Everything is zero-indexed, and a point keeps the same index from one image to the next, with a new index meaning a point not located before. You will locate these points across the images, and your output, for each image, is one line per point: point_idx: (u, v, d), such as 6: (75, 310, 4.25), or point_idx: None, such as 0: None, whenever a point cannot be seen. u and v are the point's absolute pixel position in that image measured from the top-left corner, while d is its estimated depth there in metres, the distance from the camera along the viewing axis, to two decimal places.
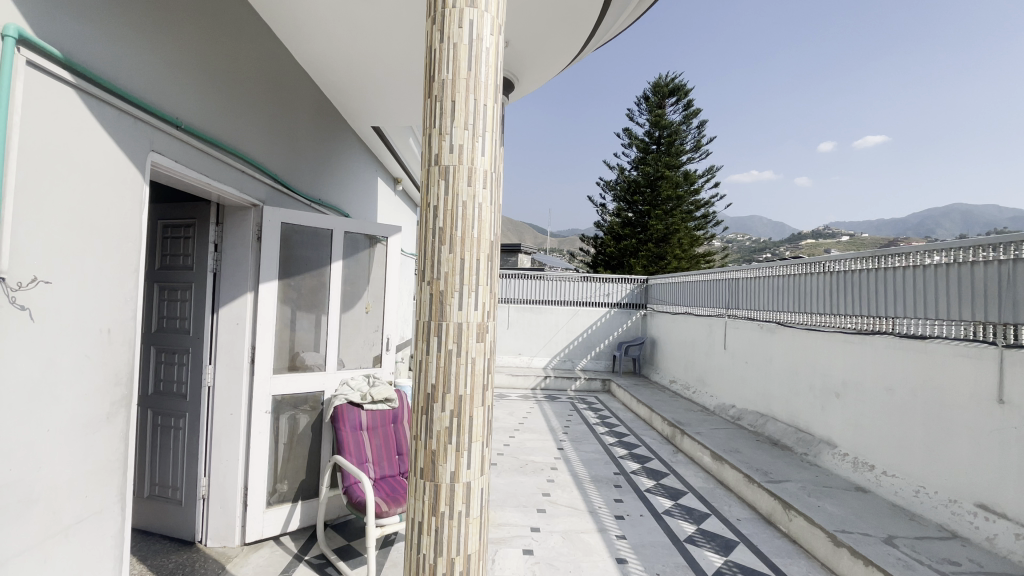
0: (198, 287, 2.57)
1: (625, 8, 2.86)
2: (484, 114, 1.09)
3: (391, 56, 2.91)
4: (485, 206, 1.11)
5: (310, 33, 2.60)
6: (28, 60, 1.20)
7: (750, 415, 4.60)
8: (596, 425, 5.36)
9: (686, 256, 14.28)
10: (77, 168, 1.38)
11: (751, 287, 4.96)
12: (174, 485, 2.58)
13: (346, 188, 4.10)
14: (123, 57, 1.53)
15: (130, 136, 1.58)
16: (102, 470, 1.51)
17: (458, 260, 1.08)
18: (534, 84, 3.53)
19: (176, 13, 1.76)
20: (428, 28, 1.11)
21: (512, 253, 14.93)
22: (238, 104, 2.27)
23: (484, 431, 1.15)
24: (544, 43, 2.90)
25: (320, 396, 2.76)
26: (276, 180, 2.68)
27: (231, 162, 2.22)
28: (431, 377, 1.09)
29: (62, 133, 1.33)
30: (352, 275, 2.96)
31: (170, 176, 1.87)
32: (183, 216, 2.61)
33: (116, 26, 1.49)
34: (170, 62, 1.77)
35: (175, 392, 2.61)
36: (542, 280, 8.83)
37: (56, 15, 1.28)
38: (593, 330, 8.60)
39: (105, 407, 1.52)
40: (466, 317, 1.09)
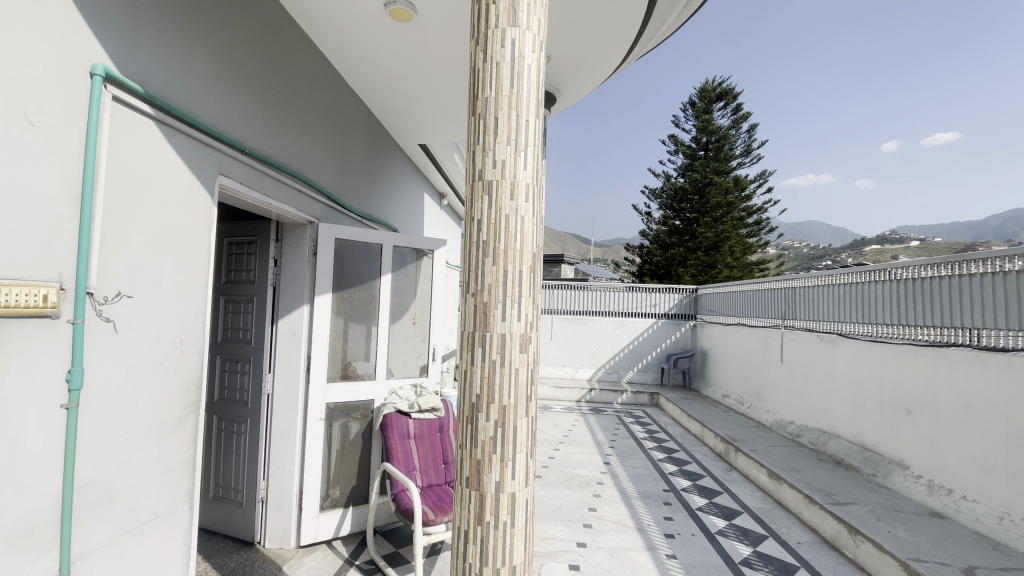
0: (259, 300, 2.73)
1: (668, 16, 2.81)
2: (526, 128, 1.11)
3: (436, 77, 3.01)
4: (528, 218, 1.12)
5: (361, 57, 2.74)
6: (114, 95, 1.33)
7: (811, 433, 4.33)
8: (645, 440, 5.21)
9: (738, 264, 13.75)
10: (156, 193, 1.51)
11: (809, 297, 4.72)
12: (236, 488, 2.73)
13: (394, 204, 4.25)
14: (196, 90, 1.68)
15: (200, 161, 1.71)
16: (173, 471, 1.63)
17: (502, 272, 1.10)
18: (576, 95, 3.54)
19: (239, 47, 1.91)
20: (471, 49, 1.15)
21: (556, 264, 14.92)
22: (296, 129, 2.41)
23: (528, 443, 1.15)
24: (585, 54, 2.89)
25: (370, 403, 2.85)
26: (330, 199, 2.82)
27: (290, 182, 2.36)
28: (476, 386, 1.11)
29: (143, 161, 1.46)
30: (400, 287, 3.06)
31: (236, 197, 2.01)
32: (246, 234, 2.80)
33: (189, 62, 1.63)
34: (236, 93, 1.91)
35: (238, 399, 2.78)
36: (586, 291, 8.77)
37: (138, 55, 1.41)
38: (640, 341, 8.41)
39: (176, 411, 1.64)
40: (510, 328, 1.11)
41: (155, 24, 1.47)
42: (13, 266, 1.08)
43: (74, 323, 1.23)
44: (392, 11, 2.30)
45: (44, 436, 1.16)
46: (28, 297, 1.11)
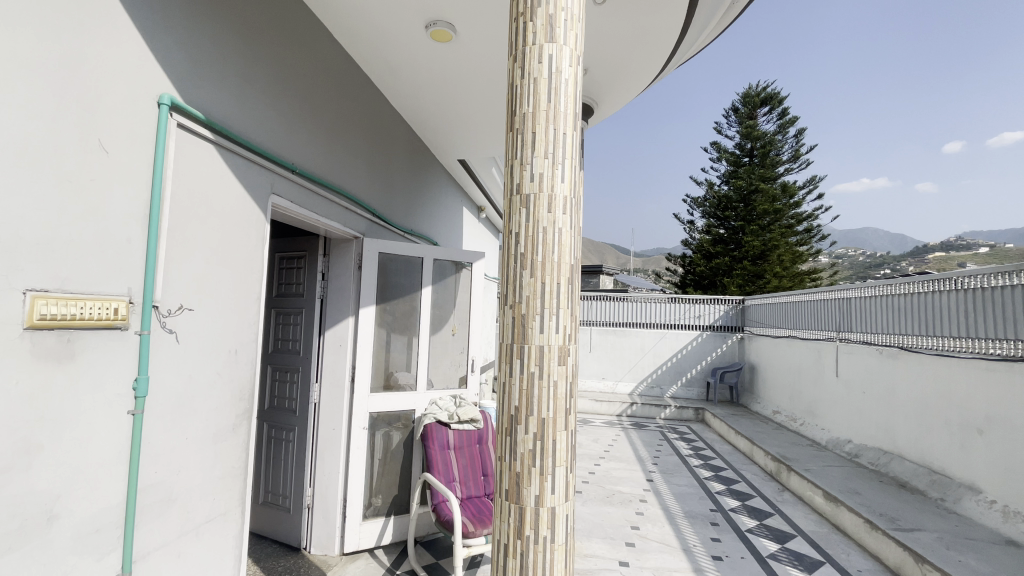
0: (308, 312, 2.85)
1: (708, 23, 2.75)
2: (563, 142, 1.12)
3: (475, 94, 3.07)
4: (565, 231, 1.13)
5: (403, 78, 2.84)
6: (179, 122, 1.44)
7: (870, 452, 4.06)
8: (690, 457, 5.03)
9: (788, 274, 13.17)
10: (215, 212, 1.61)
11: (866, 308, 4.46)
12: (284, 494, 2.83)
13: (435, 219, 4.34)
14: (252, 116, 1.79)
15: (255, 182, 1.82)
16: (226, 476, 1.71)
17: (540, 284, 1.10)
18: (614, 107, 3.53)
19: (291, 74, 2.02)
20: (510, 66, 1.18)
21: (595, 275, 14.76)
22: (343, 148, 2.52)
23: (568, 456, 1.14)
24: (622, 65, 2.88)
25: (411, 414, 2.90)
26: (374, 215, 2.92)
27: (337, 199, 2.46)
28: (515, 399, 1.12)
29: (204, 183, 1.56)
30: (440, 299, 3.11)
31: (287, 214, 2.12)
32: (296, 249, 2.93)
33: (246, 90, 1.75)
34: (288, 117, 2.02)
35: (287, 407, 2.89)
36: (627, 302, 8.63)
37: (200, 86, 1.52)
38: (684, 354, 8.17)
39: (231, 419, 1.73)
40: (548, 340, 1.11)
41: (215, 56, 1.58)
42: (88, 282, 1.17)
43: (141, 334, 1.32)
44: (432, 32, 2.37)
45: (111, 440, 1.25)
46: (100, 310, 1.20)
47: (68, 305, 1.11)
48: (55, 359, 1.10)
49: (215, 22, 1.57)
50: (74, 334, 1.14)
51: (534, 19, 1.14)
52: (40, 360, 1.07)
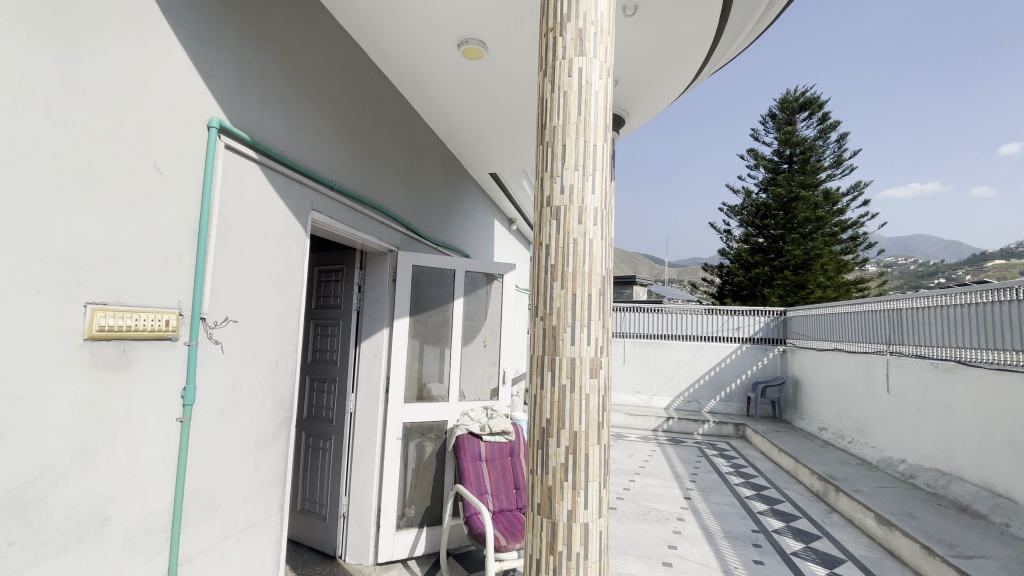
0: (345, 323, 2.92)
1: (741, 31, 2.71)
2: (594, 154, 1.12)
3: (506, 110, 3.12)
4: (596, 241, 1.12)
5: (436, 96, 2.91)
6: (227, 144, 1.52)
7: (926, 473, 3.81)
8: (730, 475, 4.84)
9: (833, 284, 12.62)
10: (259, 228, 1.69)
11: (919, 319, 4.22)
12: (321, 502, 2.89)
13: (466, 232, 4.39)
14: (294, 136, 1.87)
15: (296, 199, 1.89)
16: (267, 483, 1.76)
17: (570, 295, 1.10)
18: (645, 117, 3.51)
19: (330, 95, 2.11)
20: (539, 81, 1.19)
21: (628, 286, 14.56)
22: (379, 165, 2.60)
23: (601, 471, 1.12)
24: (652, 75, 2.87)
25: (443, 425, 2.92)
26: (408, 229, 2.99)
27: (373, 214, 2.54)
28: (547, 411, 1.11)
29: (249, 200, 1.64)
30: (471, 310, 3.13)
31: (326, 229, 2.20)
32: (334, 262, 3.02)
33: (288, 112, 1.83)
34: (328, 136, 2.10)
35: (324, 416, 2.96)
36: (661, 313, 8.47)
37: (246, 109, 1.61)
38: (722, 367, 7.92)
39: (271, 428, 1.78)
40: (580, 352, 1.10)
41: (260, 81, 1.67)
42: (142, 296, 1.25)
43: (189, 344, 1.39)
44: (464, 50, 2.43)
45: (160, 446, 1.31)
46: (152, 322, 1.27)
47: (123, 316, 1.18)
48: (111, 368, 1.17)
49: (260, 49, 1.66)
50: (129, 345, 1.21)
51: (564, 34, 1.15)
52: (97, 369, 1.14)
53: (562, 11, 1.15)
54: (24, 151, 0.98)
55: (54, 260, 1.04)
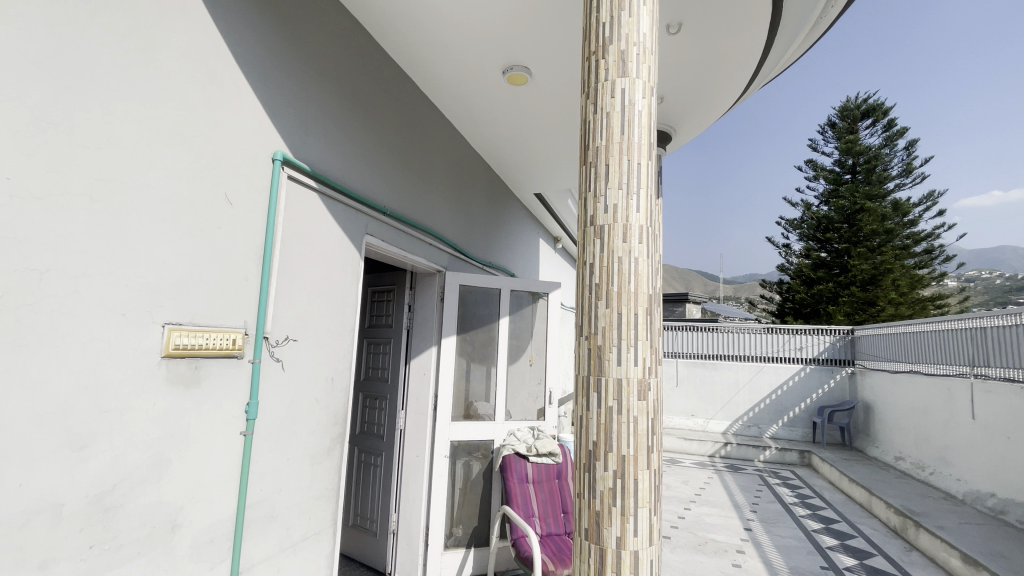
0: (395, 341, 3.01)
1: (792, 42, 2.63)
2: (638, 172, 1.12)
3: (550, 132, 3.15)
4: (642, 260, 1.11)
5: (482, 121, 3.00)
6: (290, 175, 1.63)
7: (1020, 509, 3.41)
8: (795, 506, 4.52)
9: (907, 300, 11.68)
10: (317, 252, 1.78)
11: (1006, 338, 3.84)
12: (371, 518, 2.95)
13: (512, 252, 4.44)
14: (350, 165, 1.98)
15: (352, 224, 2.00)
16: (321, 496, 1.83)
17: (616, 314, 1.09)
18: (693, 132, 3.44)
19: (383, 124, 2.22)
20: (583, 103, 1.21)
21: (680, 304, 14.14)
22: (428, 188, 2.69)
23: (651, 497, 1.09)
24: (698, 90, 2.82)
25: (490, 444, 2.92)
26: (455, 250, 3.07)
27: (423, 237, 2.62)
28: (593, 434, 1.10)
29: (310, 227, 1.74)
30: (517, 330, 3.14)
31: (379, 252, 2.29)
32: (386, 283, 3.14)
33: (345, 142, 1.95)
34: (381, 163, 2.21)
35: (375, 433, 3.04)
36: (716, 332, 8.16)
37: (307, 142, 1.73)
38: (784, 390, 7.48)
39: (325, 443, 1.85)
40: (626, 373, 1.08)
41: (319, 116, 1.79)
42: (212, 316, 1.34)
43: (253, 362, 1.48)
44: (509, 77, 2.50)
45: (225, 458, 1.39)
46: (221, 341, 1.36)
47: (195, 335, 1.28)
48: (184, 384, 1.26)
49: (319, 86, 1.78)
50: (200, 362, 1.31)
51: (606, 56, 1.16)
52: (172, 385, 1.23)
53: (604, 35, 1.17)
54: (116, 188, 1.09)
55: (138, 284, 1.14)
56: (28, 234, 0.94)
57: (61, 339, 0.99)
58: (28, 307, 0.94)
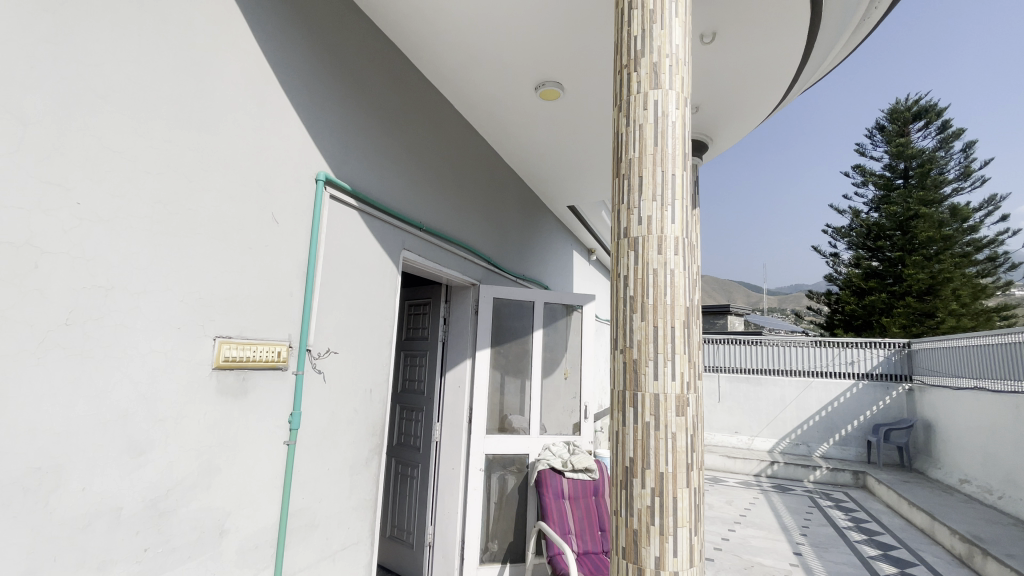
0: (431, 354, 3.05)
1: (835, 44, 2.53)
2: (673, 183, 1.11)
3: (584, 144, 3.16)
4: (678, 272, 1.09)
5: (515, 136, 3.04)
6: (332, 195, 1.70)
7: None
8: (849, 530, 4.26)
9: (969, 311, 10.98)
10: (357, 267, 1.84)
11: None
12: (408, 530, 2.97)
13: (546, 264, 4.44)
14: (388, 183, 2.05)
15: (390, 240, 2.05)
16: (359, 507, 1.86)
17: (651, 327, 1.08)
18: (730, 141, 3.37)
19: (419, 141, 2.28)
20: (615, 116, 1.21)
21: (720, 317, 13.72)
22: (463, 203, 2.74)
23: (691, 516, 1.06)
24: (735, 97, 2.76)
25: (525, 458, 2.90)
26: (489, 263, 3.10)
27: (458, 251, 2.66)
28: (630, 450, 1.08)
29: (350, 243, 1.80)
30: (551, 343, 3.12)
31: (416, 267, 2.35)
32: (422, 296, 3.20)
33: (384, 161, 2.01)
34: (417, 180, 2.26)
35: (412, 444, 3.08)
36: (760, 346, 7.86)
37: (348, 162, 1.80)
38: (835, 407, 7.11)
39: (363, 454, 1.89)
40: (664, 388, 1.06)
41: (359, 137, 1.86)
42: (259, 330, 1.41)
43: (296, 374, 1.54)
44: (541, 92, 2.52)
45: (269, 467, 1.44)
46: (266, 353, 1.42)
47: (243, 348, 1.34)
48: (232, 395, 1.32)
49: (359, 110, 1.86)
50: (247, 374, 1.37)
51: (638, 69, 1.16)
52: (222, 394, 1.29)
53: (635, 48, 1.18)
54: (174, 210, 1.17)
55: (192, 299, 1.21)
56: (95, 253, 1.01)
57: (122, 351, 1.06)
58: (94, 322, 1.01)
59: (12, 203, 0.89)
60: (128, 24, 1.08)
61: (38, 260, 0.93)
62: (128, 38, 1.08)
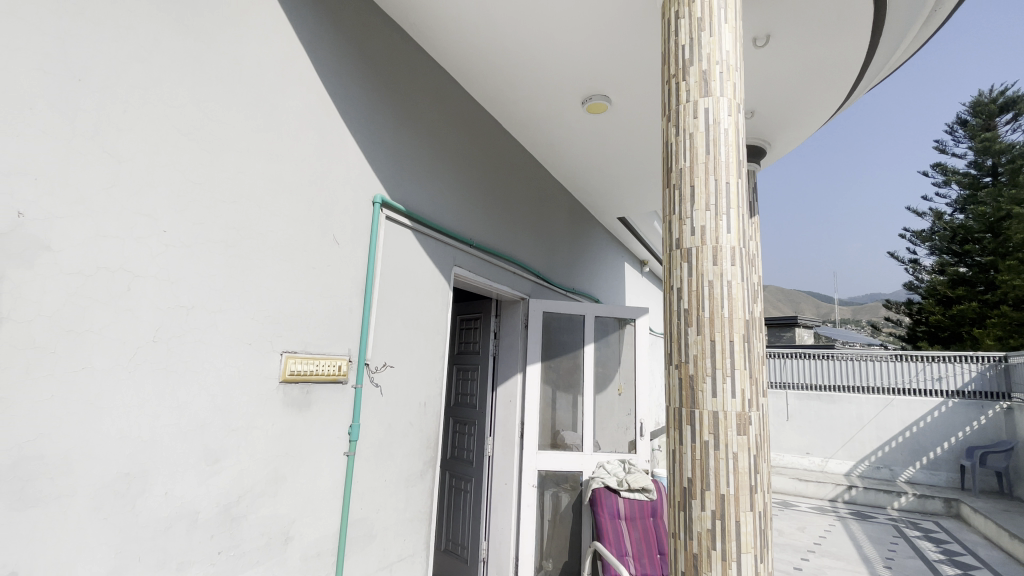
0: (482, 368, 3.08)
1: (903, 39, 2.38)
2: (727, 191, 1.08)
3: (634, 156, 3.11)
4: (735, 283, 1.05)
5: (562, 150, 3.05)
6: (388, 216, 1.78)
7: None
8: (941, 563, 3.85)
9: None
10: (411, 285, 1.91)
11: None
12: (462, 544, 2.98)
13: (597, 277, 4.38)
14: (440, 202, 2.11)
15: (442, 257, 2.11)
16: (414, 519, 1.89)
17: (708, 341, 1.04)
18: (790, 145, 3.22)
19: (469, 160, 2.34)
20: (664, 126, 1.20)
21: (786, 328, 12.96)
22: (512, 218, 2.77)
23: (756, 542, 1.00)
24: (794, 99, 2.64)
25: (579, 475, 2.84)
26: (539, 277, 3.11)
27: (507, 266, 2.69)
28: (688, 470, 1.04)
29: (404, 261, 1.87)
30: (603, 357, 3.07)
31: (468, 283, 2.40)
32: (474, 311, 3.25)
33: (436, 181, 2.08)
34: (467, 198, 2.32)
35: (465, 458, 3.11)
36: (831, 360, 7.33)
37: (403, 184, 1.88)
38: (921, 428, 6.49)
39: (418, 467, 1.93)
40: (723, 405, 1.02)
41: (413, 160, 1.94)
42: (322, 345, 1.48)
43: (355, 387, 1.60)
44: (588, 106, 2.52)
45: (331, 477, 1.50)
46: (328, 367, 1.49)
47: (307, 362, 1.42)
48: (297, 407, 1.39)
49: (412, 133, 1.94)
50: (311, 387, 1.44)
51: (687, 78, 1.15)
52: (288, 407, 1.37)
53: (683, 57, 1.16)
54: (246, 235, 1.26)
55: (262, 317, 1.30)
56: (179, 276, 1.11)
57: (200, 366, 1.15)
58: (177, 339, 1.11)
59: (110, 233, 1.00)
60: (207, 68, 1.19)
61: (131, 283, 1.03)
62: (207, 81, 1.19)
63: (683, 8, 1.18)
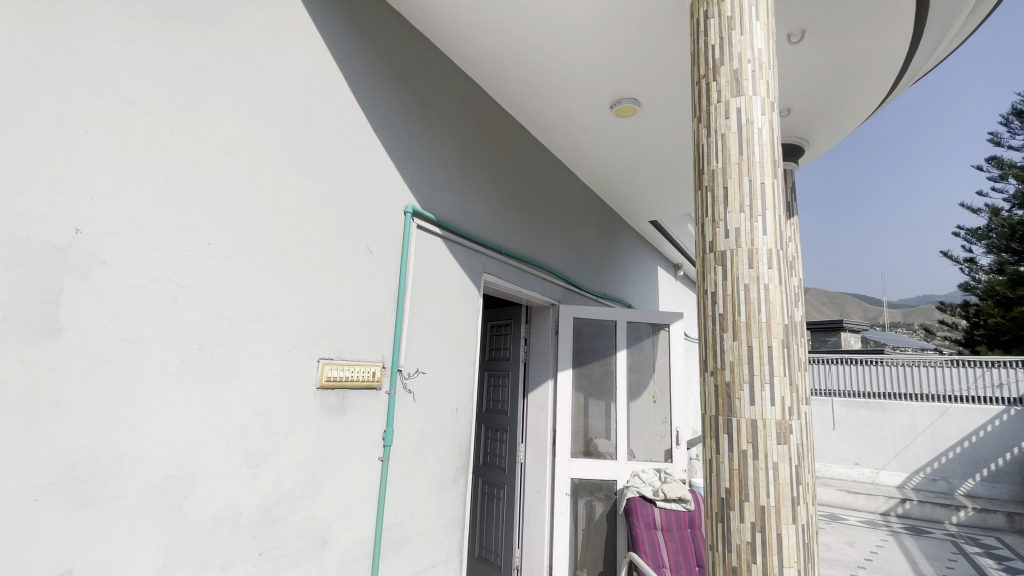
0: (513, 374, 3.08)
1: (948, 31, 2.27)
2: (762, 192, 1.05)
3: (665, 159, 3.07)
4: (773, 286, 1.02)
5: (591, 156, 3.03)
6: (419, 225, 1.81)
7: None
8: None
9: None
10: (443, 293, 1.93)
11: None
12: (495, 552, 2.97)
13: (629, 282, 4.32)
14: (470, 210, 2.13)
15: (472, 265, 2.13)
16: (447, 525, 1.90)
17: (744, 347, 1.01)
18: (829, 143, 3.11)
19: (497, 167, 2.35)
20: (695, 128, 1.17)
21: (831, 332, 12.42)
22: (541, 224, 2.77)
23: (800, 557, 0.95)
24: (832, 96, 2.55)
25: (613, 484, 2.79)
26: (569, 282, 3.09)
27: (537, 272, 2.69)
28: (725, 480, 1.00)
29: (435, 269, 1.90)
30: (636, 363, 3.02)
31: (498, 289, 2.41)
32: (504, 317, 3.25)
33: (465, 189, 2.11)
34: (496, 205, 2.33)
35: (497, 465, 3.10)
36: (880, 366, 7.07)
37: (433, 194, 1.91)
38: (982, 438, 6.10)
39: (450, 473, 1.94)
40: (762, 413, 0.98)
41: (443, 169, 1.97)
42: (356, 352, 1.52)
43: (389, 393, 1.62)
44: (617, 110, 2.50)
45: (366, 482, 1.53)
46: (363, 373, 1.52)
47: (343, 369, 1.45)
48: (333, 413, 1.43)
49: (441, 143, 1.97)
50: (346, 393, 1.47)
51: (718, 78, 1.12)
52: (325, 412, 1.40)
53: (713, 57, 1.14)
54: (284, 246, 1.31)
55: (299, 326, 1.34)
56: (222, 287, 1.16)
57: (242, 373, 1.19)
58: (220, 346, 1.15)
59: (159, 247, 1.05)
60: (247, 89, 1.24)
61: (179, 294, 1.08)
62: (247, 100, 1.24)
63: (713, 8, 1.16)
